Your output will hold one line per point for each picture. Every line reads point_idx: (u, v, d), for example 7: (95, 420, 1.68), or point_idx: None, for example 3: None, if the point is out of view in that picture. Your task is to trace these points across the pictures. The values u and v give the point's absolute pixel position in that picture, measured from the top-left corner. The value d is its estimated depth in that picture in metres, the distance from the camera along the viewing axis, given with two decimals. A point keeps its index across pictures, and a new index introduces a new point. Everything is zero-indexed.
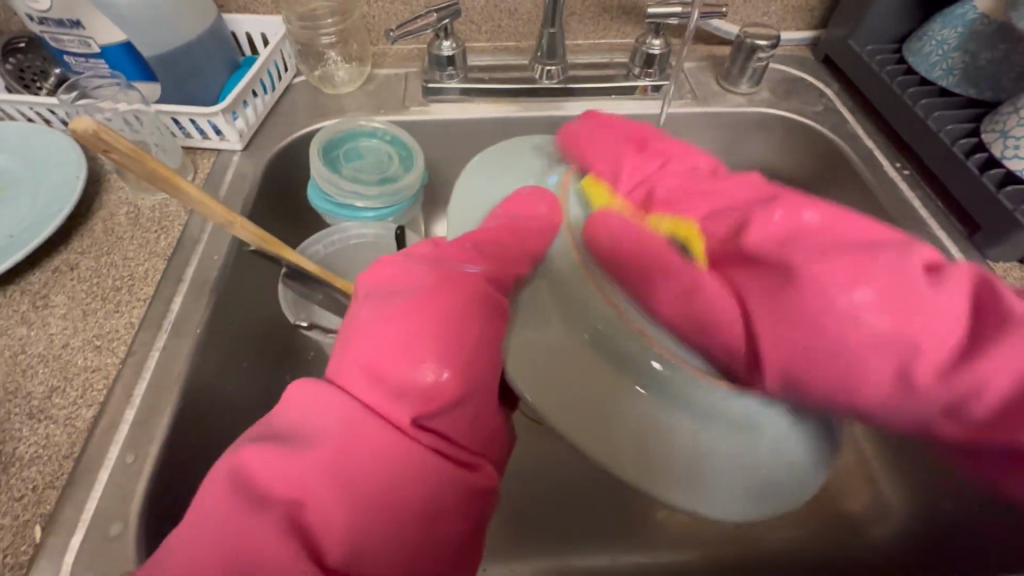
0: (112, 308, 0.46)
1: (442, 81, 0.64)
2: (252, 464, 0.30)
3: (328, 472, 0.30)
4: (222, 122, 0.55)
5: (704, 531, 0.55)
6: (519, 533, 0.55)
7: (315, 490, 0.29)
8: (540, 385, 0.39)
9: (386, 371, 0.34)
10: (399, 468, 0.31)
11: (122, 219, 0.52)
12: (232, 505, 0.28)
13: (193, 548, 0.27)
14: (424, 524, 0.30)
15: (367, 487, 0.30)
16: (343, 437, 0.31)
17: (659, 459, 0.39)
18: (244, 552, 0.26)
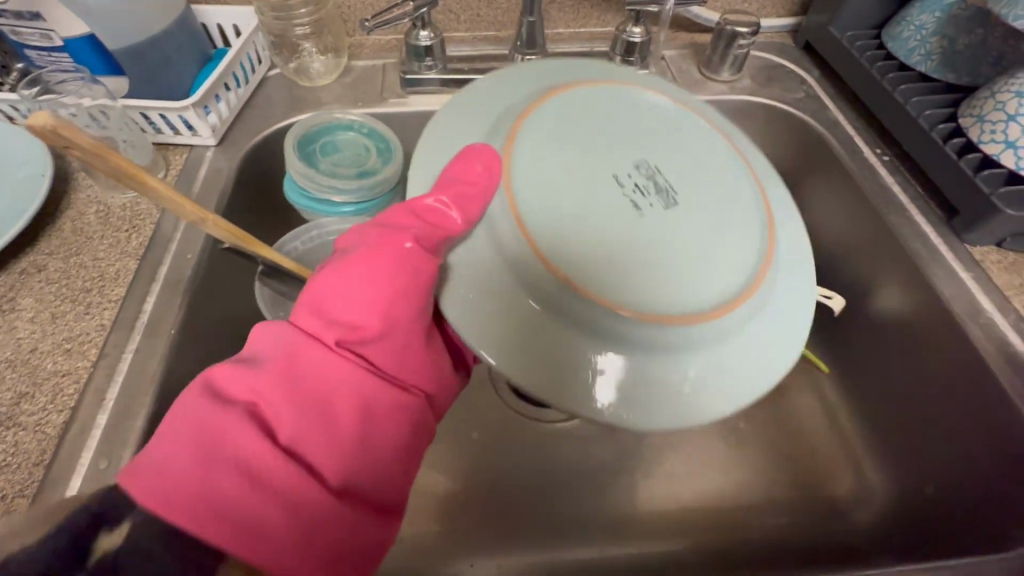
0: (83, 310, 0.45)
1: (421, 73, 0.62)
2: (221, 381, 0.33)
3: (274, 384, 0.32)
4: (194, 116, 0.54)
5: (694, 518, 0.55)
6: (508, 526, 0.55)
7: (273, 405, 0.32)
8: (497, 341, 0.35)
9: (328, 302, 0.35)
10: (340, 386, 0.33)
11: (91, 218, 0.51)
12: (200, 412, 0.31)
13: (164, 444, 0.30)
14: (363, 432, 0.33)
15: (319, 405, 0.32)
16: (299, 365, 0.33)
17: (639, 394, 0.35)
18: (207, 447, 0.29)
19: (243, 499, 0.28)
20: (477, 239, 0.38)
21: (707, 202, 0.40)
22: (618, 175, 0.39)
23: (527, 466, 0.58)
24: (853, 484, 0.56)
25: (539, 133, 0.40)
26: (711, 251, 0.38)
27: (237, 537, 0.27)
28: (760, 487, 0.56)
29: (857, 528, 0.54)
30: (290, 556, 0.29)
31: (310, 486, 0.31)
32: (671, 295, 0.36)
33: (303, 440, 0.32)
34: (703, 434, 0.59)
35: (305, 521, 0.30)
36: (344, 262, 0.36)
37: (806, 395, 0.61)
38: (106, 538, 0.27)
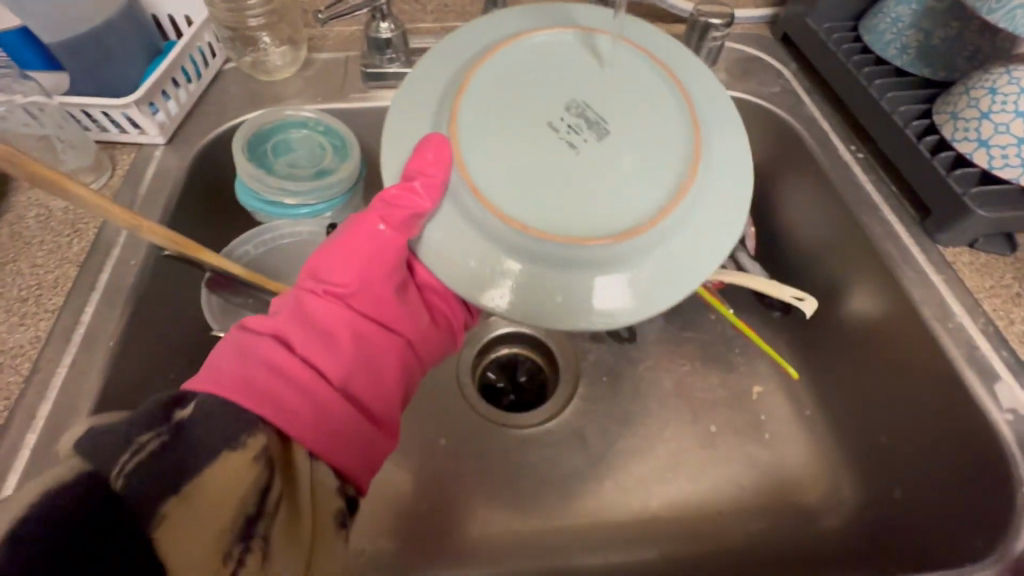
0: (17, 321, 0.43)
1: (383, 66, 0.60)
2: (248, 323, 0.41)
3: (288, 319, 0.41)
4: (139, 114, 0.51)
5: (661, 527, 0.54)
6: (473, 534, 0.54)
7: (279, 331, 0.40)
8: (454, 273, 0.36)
9: (320, 268, 0.43)
10: (336, 321, 0.41)
11: (30, 222, 0.48)
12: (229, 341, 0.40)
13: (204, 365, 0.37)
14: (357, 352, 0.41)
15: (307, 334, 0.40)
16: (294, 311, 0.41)
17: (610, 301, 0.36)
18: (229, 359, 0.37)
19: (272, 383, 0.36)
20: (444, 220, 0.37)
21: (643, 126, 0.38)
22: (552, 120, 0.38)
23: (491, 473, 0.57)
24: (823, 490, 0.55)
25: (482, 98, 0.38)
26: (649, 171, 0.37)
27: (267, 409, 0.35)
28: (728, 493, 0.56)
29: (825, 536, 0.53)
30: (307, 426, 0.36)
31: (318, 381, 0.38)
32: (610, 214, 0.36)
33: (313, 353, 0.40)
34: (672, 440, 0.58)
35: (318, 402, 0.37)
36: (333, 241, 0.44)
37: (777, 398, 0.60)
38: (185, 409, 0.32)
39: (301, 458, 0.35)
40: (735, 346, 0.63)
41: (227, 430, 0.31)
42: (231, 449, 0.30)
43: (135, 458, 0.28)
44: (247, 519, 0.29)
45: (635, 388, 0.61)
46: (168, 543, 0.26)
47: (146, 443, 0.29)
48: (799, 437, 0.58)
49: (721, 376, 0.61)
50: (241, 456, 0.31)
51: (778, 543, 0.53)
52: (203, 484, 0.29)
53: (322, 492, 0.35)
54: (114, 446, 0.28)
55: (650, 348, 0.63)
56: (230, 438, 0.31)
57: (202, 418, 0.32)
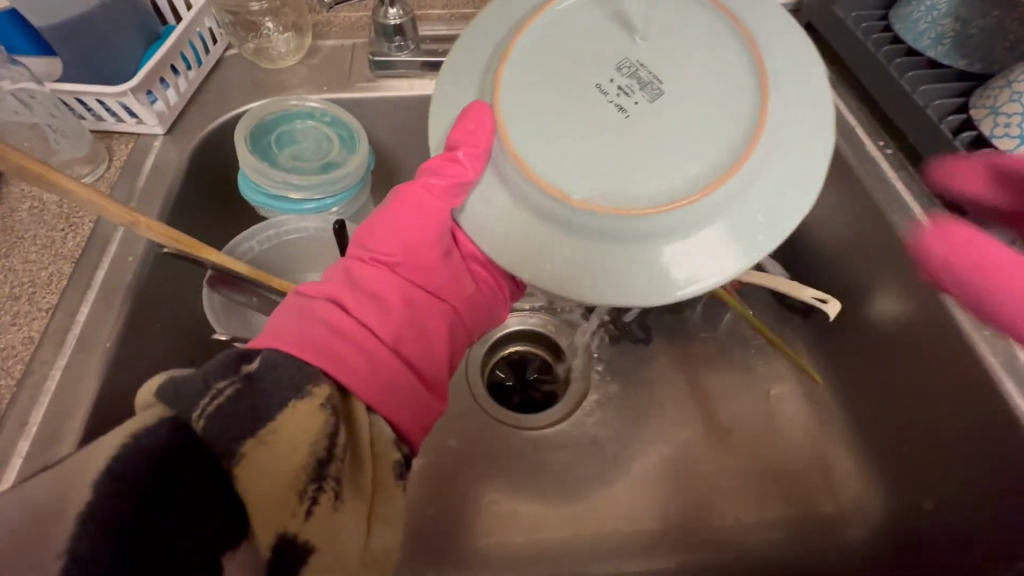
0: (9, 320, 0.41)
1: (391, 54, 0.57)
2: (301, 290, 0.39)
3: (340, 284, 0.39)
4: (136, 103, 0.49)
5: (676, 536, 0.53)
6: (486, 541, 0.52)
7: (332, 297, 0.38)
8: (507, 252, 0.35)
9: (368, 235, 0.41)
10: (386, 287, 0.39)
11: (24, 215, 0.46)
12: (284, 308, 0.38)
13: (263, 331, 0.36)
14: (408, 316, 0.39)
15: (359, 300, 0.38)
16: (344, 278, 0.40)
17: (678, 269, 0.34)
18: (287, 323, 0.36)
19: (330, 342, 0.35)
20: (488, 191, 0.36)
21: (700, 84, 0.35)
22: (600, 83, 0.35)
23: (502, 477, 0.55)
24: (844, 499, 0.53)
25: (528, 67, 0.36)
26: (709, 130, 0.34)
27: (327, 365, 0.34)
28: (747, 500, 0.54)
29: (846, 546, 0.52)
30: (366, 384, 0.35)
31: (372, 342, 0.37)
32: (672, 177, 0.33)
33: (367, 315, 0.38)
34: (688, 446, 0.56)
35: (374, 364, 0.36)
36: (380, 210, 0.41)
37: (797, 403, 0.58)
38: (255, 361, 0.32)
39: (360, 411, 0.34)
40: (753, 348, 0.60)
41: (295, 378, 0.31)
42: (299, 398, 0.31)
43: (212, 404, 0.29)
44: (315, 462, 0.30)
45: (649, 391, 0.59)
46: (244, 479, 0.28)
47: (222, 389, 0.29)
48: (820, 443, 0.56)
49: (739, 379, 0.59)
50: (308, 402, 0.31)
51: (796, 553, 0.52)
52: (275, 429, 0.29)
53: (383, 442, 0.34)
54: (195, 392, 0.29)
55: (665, 349, 0.61)
56: (296, 387, 0.31)
57: (270, 370, 0.31)
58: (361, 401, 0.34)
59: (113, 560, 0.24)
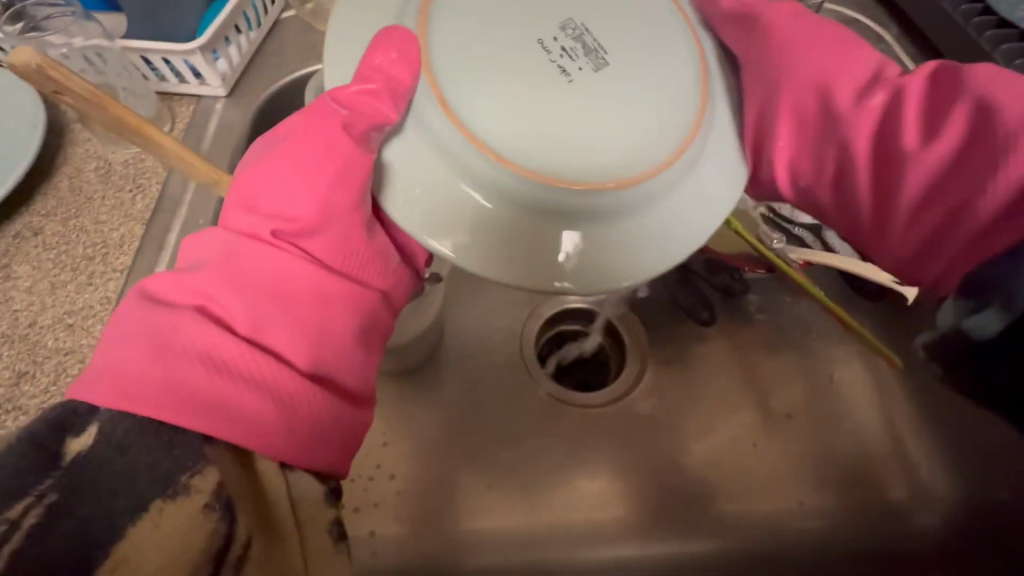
0: (85, 280, 0.41)
1: None
2: (160, 287, 0.30)
3: (221, 274, 0.30)
4: (201, 62, 0.48)
5: (738, 520, 0.52)
6: (548, 519, 0.52)
7: (211, 293, 0.30)
8: (467, 239, 0.30)
9: (259, 201, 0.32)
10: (291, 279, 0.31)
11: (90, 175, 0.45)
12: (142, 312, 0.29)
13: (110, 349, 0.27)
14: (327, 318, 0.32)
15: (257, 290, 0.30)
16: (229, 261, 0.31)
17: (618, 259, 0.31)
18: (162, 334, 0.28)
19: (204, 384, 0.27)
20: (407, 160, 0.31)
21: (652, 58, 0.32)
22: (543, 40, 0.32)
23: (559, 457, 0.54)
24: (909, 487, 0.53)
25: (452, 14, 0.32)
26: (660, 107, 0.31)
27: (213, 423, 0.26)
28: (810, 485, 0.53)
29: (912, 531, 0.52)
30: (268, 432, 0.28)
31: (273, 366, 0.29)
32: (623, 142, 0.30)
33: (265, 325, 0.30)
34: (748, 427, 0.55)
35: (278, 398, 0.29)
36: (272, 170, 0.33)
37: (858, 387, 0.57)
38: (76, 439, 0.24)
39: (269, 473, 0.28)
40: (813, 331, 0.59)
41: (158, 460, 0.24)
42: (167, 498, 0.23)
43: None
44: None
45: (706, 371, 0.58)
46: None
47: (14, 522, 0.21)
48: (884, 430, 0.55)
49: (800, 363, 0.58)
50: (183, 510, 0.24)
51: (859, 539, 0.52)
52: (129, 563, 0.22)
53: (307, 505, 0.29)
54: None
55: (726, 332, 0.59)
56: (164, 482, 0.24)
57: (105, 455, 0.23)
58: (268, 459, 0.28)
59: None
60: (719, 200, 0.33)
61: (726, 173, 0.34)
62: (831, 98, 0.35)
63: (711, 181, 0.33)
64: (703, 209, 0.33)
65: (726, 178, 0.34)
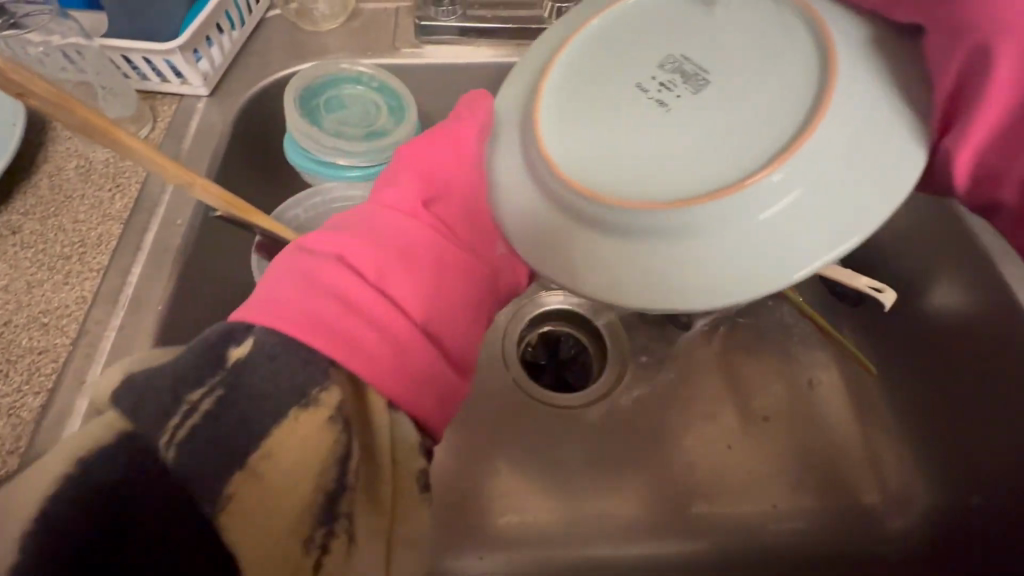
0: (61, 279, 0.41)
1: (437, 19, 0.56)
2: (310, 243, 0.35)
3: (356, 236, 0.35)
4: (182, 62, 0.48)
5: (715, 521, 0.52)
6: (524, 519, 0.53)
7: (351, 249, 0.34)
8: (564, 264, 0.32)
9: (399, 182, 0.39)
10: (415, 244, 0.36)
11: (70, 174, 0.45)
12: (295, 263, 0.34)
13: (269, 288, 0.32)
14: (436, 278, 0.35)
15: (391, 250, 0.35)
16: (369, 227, 0.36)
17: (760, 255, 0.29)
18: (310, 278, 0.33)
19: (340, 319, 0.31)
20: (516, 187, 0.35)
21: (747, 64, 0.32)
22: (640, 82, 0.34)
23: (538, 456, 0.55)
24: (886, 493, 0.53)
25: (576, 77, 0.35)
26: (765, 107, 0.31)
27: (344, 353, 0.30)
28: (787, 490, 0.53)
29: (886, 536, 0.52)
30: (386, 371, 0.31)
31: (394, 314, 0.33)
32: (740, 147, 0.30)
33: (391, 279, 0.34)
34: (724, 429, 0.56)
35: (395, 343, 0.32)
36: (409, 161, 0.40)
37: (837, 393, 0.57)
38: (236, 348, 0.30)
39: (378, 408, 0.31)
40: (795, 335, 0.59)
41: (294, 379, 0.29)
42: (301, 408, 0.29)
43: (185, 423, 0.28)
44: (324, 496, 0.29)
45: (688, 374, 0.58)
46: (241, 524, 0.27)
47: (198, 404, 0.28)
48: (861, 434, 0.55)
49: (782, 367, 0.58)
50: (312, 419, 0.29)
51: (834, 543, 0.52)
52: (271, 457, 0.28)
53: (405, 449, 0.32)
54: (162, 405, 0.28)
55: (708, 334, 0.59)
56: (300, 392, 0.29)
57: (256, 363, 0.29)
58: (377, 395, 0.31)
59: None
60: (875, 166, 0.30)
61: (886, 136, 0.30)
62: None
63: (868, 147, 0.30)
64: (866, 177, 0.29)
65: (888, 143, 0.30)
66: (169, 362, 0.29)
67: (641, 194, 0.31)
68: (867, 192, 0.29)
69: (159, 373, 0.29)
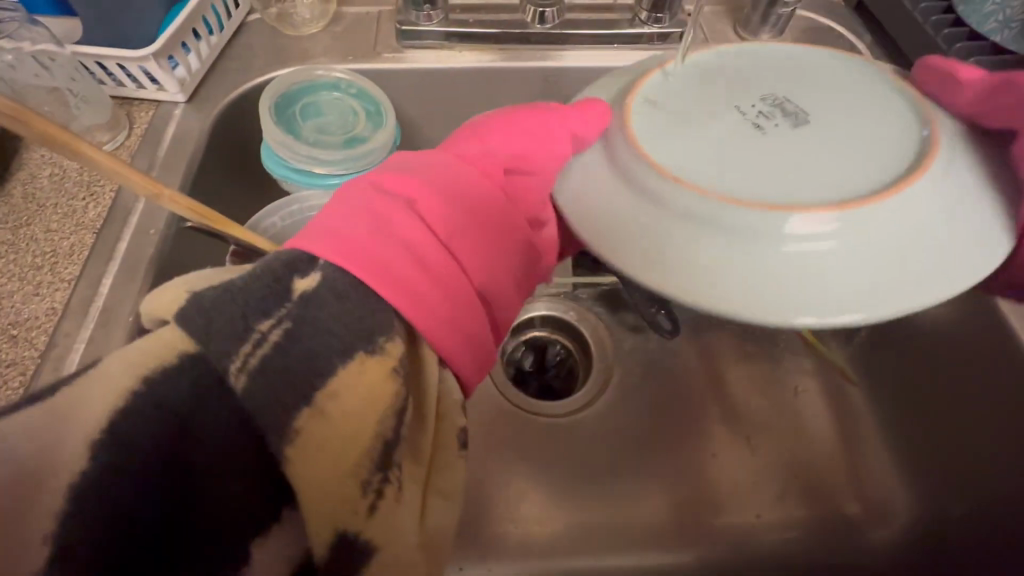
0: (32, 290, 0.40)
1: (419, 23, 0.55)
2: (374, 174, 0.31)
3: (426, 178, 0.31)
4: (157, 68, 0.47)
5: (698, 532, 0.52)
6: (506, 528, 0.52)
7: (421, 190, 0.30)
8: (642, 270, 0.29)
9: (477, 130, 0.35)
10: (487, 199, 0.32)
11: (44, 182, 0.45)
12: (357, 194, 0.30)
13: (326, 218, 0.28)
14: (496, 237, 0.32)
15: (465, 201, 0.31)
16: (443, 169, 0.32)
17: (841, 290, 0.27)
18: (376, 213, 0.28)
19: (406, 266, 0.27)
20: (596, 189, 0.32)
21: (848, 113, 0.32)
22: (739, 105, 0.33)
23: (518, 464, 0.54)
24: (869, 502, 0.53)
25: (669, 95, 0.34)
26: (870, 148, 0.31)
27: (405, 301, 0.27)
28: (772, 499, 0.53)
29: (870, 546, 0.52)
30: (444, 328, 0.28)
31: (456, 268, 0.29)
32: (845, 181, 0.29)
33: (456, 232, 0.30)
34: (709, 437, 0.55)
35: (455, 298, 0.29)
36: (490, 118, 0.36)
37: (821, 402, 0.57)
38: (301, 279, 0.25)
39: (431, 364, 0.28)
40: (780, 343, 0.59)
41: (361, 324, 0.25)
42: (368, 353, 0.25)
43: (256, 352, 0.24)
44: (384, 445, 0.25)
45: (672, 382, 0.57)
46: (303, 463, 0.24)
47: (266, 334, 0.24)
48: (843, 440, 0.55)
49: (767, 375, 0.58)
50: (380, 365, 0.25)
51: (818, 553, 0.52)
52: (338, 397, 0.24)
53: (449, 403, 0.29)
54: (231, 333, 0.24)
55: (695, 342, 0.59)
56: (368, 337, 0.25)
57: (322, 299, 0.25)
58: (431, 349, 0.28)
59: (147, 522, 0.23)
60: (961, 233, 0.29)
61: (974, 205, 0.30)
62: None
63: (955, 211, 0.29)
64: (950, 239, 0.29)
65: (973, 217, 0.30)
66: (239, 277, 0.25)
67: (739, 203, 0.28)
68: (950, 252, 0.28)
69: (224, 291, 0.24)
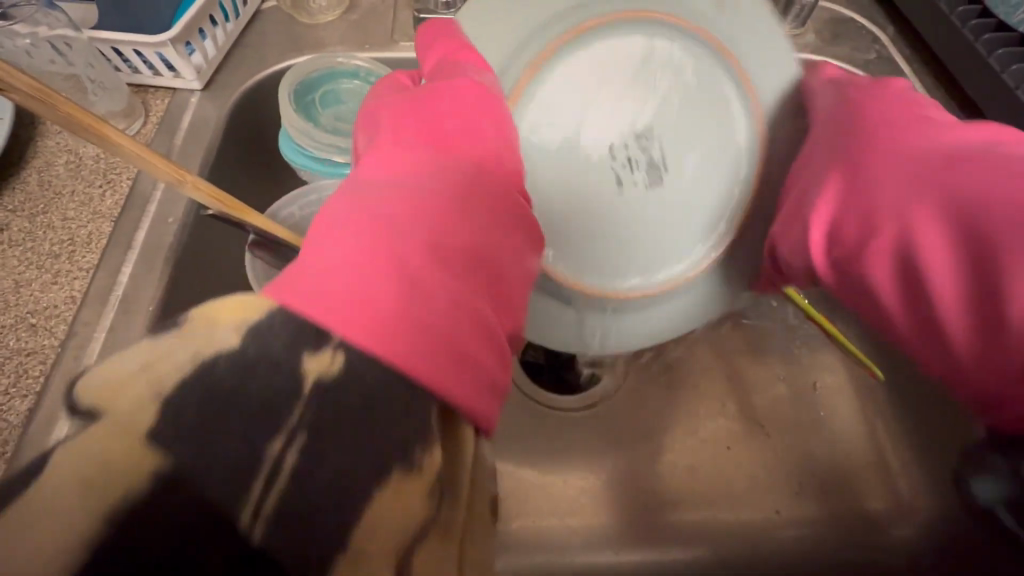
0: (50, 278, 0.40)
1: (436, 12, 0.54)
2: (363, 207, 0.25)
3: (435, 212, 0.26)
4: (174, 55, 0.46)
5: (717, 528, 0.52)
6: (521, 521, 0.52)
7: (435, 227, 0.26)
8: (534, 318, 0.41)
9: (461, 139, 0.32)
10: (497, 230, 0.29)
11: (60, 169, 0.44)
12: (351, 237, 0.23)
13: (321, 271, 0.22)
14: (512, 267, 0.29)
15: (475, 234, 0.27)
16: (449, 198, 0.28)
17: (622, 338, 0.43)
18: (391, 267, 0.23)
19: (444, 329, 0.23)
20: None
21: (695, 170, 0.39)
22: (612, 144, 0.37)
23: (534, 455, 0.54)
24: (889, 497, 0.53)
25: (550, 132, 0.37)
26: (691, 201, 0.40)
27: (447, 371, 0.22)
28: (790, 493, 0.53)
29: (890, 542, 0.52)
30: (481, 393, 0.24)
31: (483, 317, 0.25)
32: (649, 249, 0.40)
33: (479, 272, 0.27)
34: (726, 430, 0.55)
35: (490, 351, 0.25)
36: (466, 118, 0.33)
37: (840, 398, 0.56)
38: (315, 359, 0.19)
39: (467, 437, 0.24)
40: (798, 337, 0.58)
41: (394, 431, 0.20)
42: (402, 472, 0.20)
43: (276, 484, 0.18)
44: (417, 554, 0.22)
45: (688, 376, 0.57)
46: None
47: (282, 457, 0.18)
48: (859, 433, 0.55)
49: (784, 369, 0.57)
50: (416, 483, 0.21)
51: (836, 548, 0.51)
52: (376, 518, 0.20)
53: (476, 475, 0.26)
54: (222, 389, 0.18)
55: (713, 336, 0.58)
56: (402, 444, 0.20)
57: (345, 393, 0.19)
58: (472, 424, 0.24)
59: None
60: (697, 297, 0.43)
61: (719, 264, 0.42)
62: (873, 180, 0.35)
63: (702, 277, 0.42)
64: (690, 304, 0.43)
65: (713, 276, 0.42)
66: (221, 369, 0.18)
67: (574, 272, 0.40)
68: (686, 315, 0.43)
69: (213, 387, 0.18)
